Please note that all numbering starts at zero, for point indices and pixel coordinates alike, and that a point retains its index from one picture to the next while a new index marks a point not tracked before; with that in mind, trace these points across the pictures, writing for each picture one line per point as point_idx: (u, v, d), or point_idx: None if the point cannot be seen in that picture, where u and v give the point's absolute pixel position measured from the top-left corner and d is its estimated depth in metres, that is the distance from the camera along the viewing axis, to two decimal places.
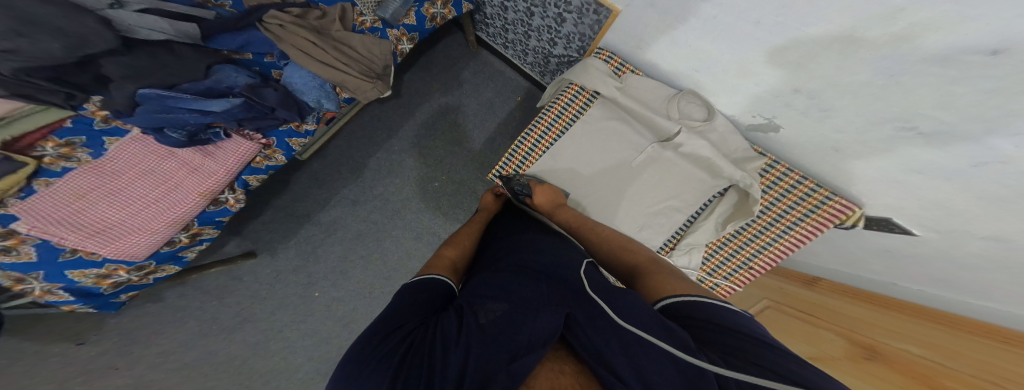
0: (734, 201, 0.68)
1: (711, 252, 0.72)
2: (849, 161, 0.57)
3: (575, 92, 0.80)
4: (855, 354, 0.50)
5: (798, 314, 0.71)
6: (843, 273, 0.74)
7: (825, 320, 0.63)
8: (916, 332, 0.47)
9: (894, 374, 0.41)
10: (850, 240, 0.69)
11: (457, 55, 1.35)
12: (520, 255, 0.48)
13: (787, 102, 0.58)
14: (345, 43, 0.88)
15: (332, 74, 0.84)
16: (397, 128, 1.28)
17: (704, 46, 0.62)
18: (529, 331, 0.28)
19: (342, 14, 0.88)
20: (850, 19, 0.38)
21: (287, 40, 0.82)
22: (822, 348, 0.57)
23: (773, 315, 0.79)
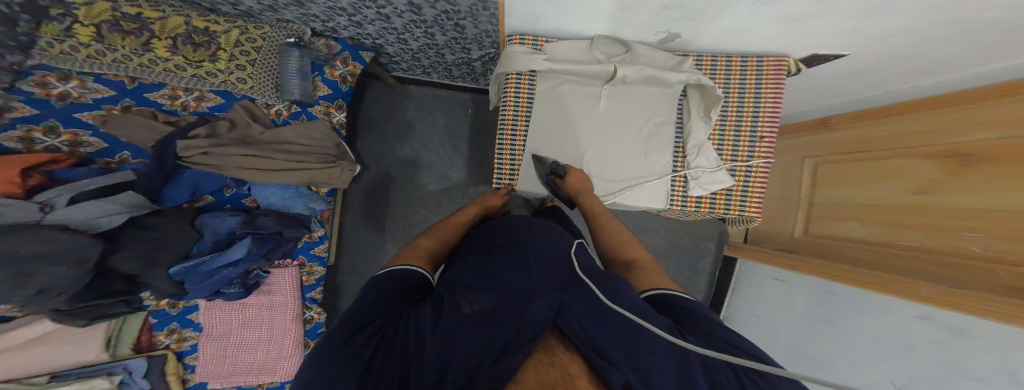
0: (698, 96, 0.63)
1: (719, 143, 0.65)
2: (765, 34, 0.51)
3: (516, 81, 0.67)
4: (946, 165, 0.65)
5: (856, 155, 0.88)
6: (878, 99, 0.84)
7: (879, 150, 0.81)
8: (981, 113, 0.59)
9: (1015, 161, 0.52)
10: (849, 66, 0.62)
11: (390, 102, 1.34)
12: (497, 245, 0.51)
13: (665, 19, 0.49)
14: (280, 140, 0.87)
15: (296, 176, 0.86)
16: (388, 194, 1.32)
17: (558, 13, 0.51)
18: (522, 325, 0.32)
19: (251, 114, 0.86)
20: None
21: (227, 163, 0.81)
22: (915, 176, 0.71)
23: (830, 168, 0.96)
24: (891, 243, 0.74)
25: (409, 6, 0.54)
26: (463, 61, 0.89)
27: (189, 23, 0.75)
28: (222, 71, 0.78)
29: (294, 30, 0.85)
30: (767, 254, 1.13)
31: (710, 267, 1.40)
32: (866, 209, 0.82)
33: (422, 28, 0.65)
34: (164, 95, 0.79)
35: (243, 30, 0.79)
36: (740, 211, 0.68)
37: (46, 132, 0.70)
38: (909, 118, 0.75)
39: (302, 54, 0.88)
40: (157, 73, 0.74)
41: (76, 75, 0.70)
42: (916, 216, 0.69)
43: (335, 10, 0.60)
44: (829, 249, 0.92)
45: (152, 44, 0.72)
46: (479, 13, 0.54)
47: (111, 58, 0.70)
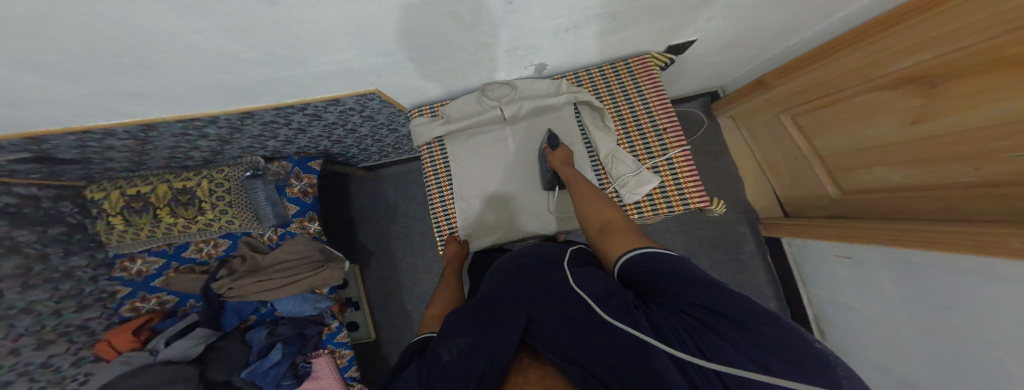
0: (591, 110, 0.68)
1: (631, 145, 0.65)
2: (616, 34, 0.58)
3: (432, 151, 0.73)
4: (912, 92, 0.62)
5: (817, 103, 0.85)
6: (801, 44, 0.83)
7: (835, 95, 0.79)
8: (922, 31, 0.55)
9: (988, 76, 0.47)
10: (722, 31, 0.67)
11: (371, 188, 1.41)
12: (495, 273, 0.49)
13: (512, 53, 0.57)
14: (276, 261, 0.92)
15: (296, 287, 0.88)
16: (392, 269, 1.34)
17: (433, 75, 0.60)
18: (502, 346, 0.30)
19: (251, 246, 0.94)
20: (421, 16, 0.40)
21: (250, 289, 0.88)
22: (897, 109, 0.66)
23: (807, 119, 0.91)
24: (944, 184, 0.62)
25: (311, 116, 0.68)
26: (402, 137, 0.99)
27: (171, 186, 0.89)
28: (212, 218, 0.90)
29: (249, 164, 0.93)
30: (802, 226, 0.98)
31: (757, 254, 1.17)
32: (889, 149, 0.71)
33: (340, 128, 0.79)
34: (193, 250, 0.93)
35: (209, 178, 0.91)
36: (683, 202, 0.62)
37: (144, 299, 0.93)
38: (827, 61, 0.76)
39: (265, 183, 0.93)
40: (175, 234, 0.89)
41: (139, 253, 0.92)
42: (938, 145, 0.60)
43: (259, 137, 0.74)
44: (893, 204, 0.75)
45: (158, 213, 0.88)
46: (372, 103, 0.67)
47: (145, 233, 0.88)
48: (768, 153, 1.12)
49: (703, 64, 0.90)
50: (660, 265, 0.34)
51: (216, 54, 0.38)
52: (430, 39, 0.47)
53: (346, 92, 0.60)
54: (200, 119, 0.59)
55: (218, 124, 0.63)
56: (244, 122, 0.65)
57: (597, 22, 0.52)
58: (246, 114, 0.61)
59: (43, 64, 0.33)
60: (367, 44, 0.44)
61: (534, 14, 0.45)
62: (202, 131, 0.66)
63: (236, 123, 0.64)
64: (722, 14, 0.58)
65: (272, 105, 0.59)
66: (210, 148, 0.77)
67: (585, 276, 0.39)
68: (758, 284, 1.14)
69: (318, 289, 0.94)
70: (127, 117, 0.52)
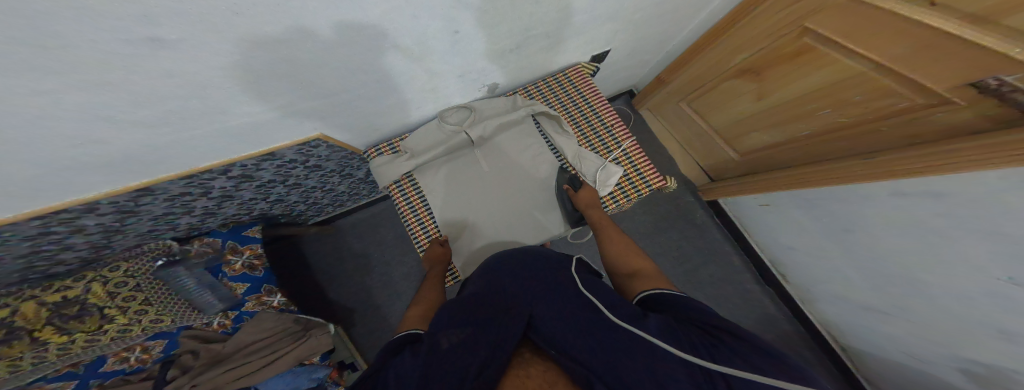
0: (547, 121, 0.71)
1: (590, 145, 0.70)
2: (554, 48, 0.63)
3: (401, 188, 0.68)
4: (756, 74, 0.80)
5: (696, 92, 1.05)
6: (670, 52, 1.01)
7: (706, 84, 0.98)
8: (751, 29, 0.73)
9: (809, 53, 0.62)
10: (639, 35, 0.78)
11: (329, 245, 1.25)
12: (479, 279, 0.53)
13: (466, 78, 0.58)
14: (246, 344, 0.76)
15: (282, 363, 0.75)
16: (371, 328, 1.18)
17: (387, 109, 0.57)
18: (501, 340, 0.36)
19: (198, 338, 0.74)
20: (366, 45, 0.37)
21: (218, 380, 0.68)
22: (749, 89, 0.84)
23: (696, 105, 1.10)
24: (795, 139, 0.81)
25: (239, 178, 0.59)
26: (357, 181, 0.91)
27: (44, 303, 0.63)
28: (129, 322, 0.68)
29: (160, 249, 0.75)
30: (724, 189, 1.15)
31: (710, 218, 1.30)
32: (752, 121, 0.90)
33: (284, 184, 0.71)
34: (116, 361, 0.69)
35: (101, 280, 0.68)
36: (646, 185, 0.67)
37: None
38: (697, 59, 0.94)
39: (191, 267, 0.75)
40: (80, 353, 0.64)
41: (31, 384, 0.60)
42: (782, 110, 0.78)
43: (164, 216, 0.61)
44: (770, 160, 0.93)
45: (36, 338, 0.61)
46: (317, 151, 0.62)
47: (24, 367, 0.60)
48: (678, 133, 1.30)
49: (627, 66, 1.04)
50: (683, 304, 0.38)
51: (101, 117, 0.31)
52: (380, 70, 0.44)
53: (283, 143, 0.55)
54: (70, 210, 0.47)
55: (104, 211, 0.51)
56: (138, 202, 0.53)
57: (538, 40, 0.56)
58: (141, 190, 0.50)
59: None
60: (307, 86, 0.41)
61: (481, 40, 0.47)
62: (79, 225, 0.52)
63: (128, 205, 0.52)
64: (625, 27, 0.68)
65: (178, 174, 0.50)
66: (94, 243, 0.61)
67: (589, 285, 0.46)
68: (721, 242, 1.28)
69: (309, 359, 0.84)
70: None
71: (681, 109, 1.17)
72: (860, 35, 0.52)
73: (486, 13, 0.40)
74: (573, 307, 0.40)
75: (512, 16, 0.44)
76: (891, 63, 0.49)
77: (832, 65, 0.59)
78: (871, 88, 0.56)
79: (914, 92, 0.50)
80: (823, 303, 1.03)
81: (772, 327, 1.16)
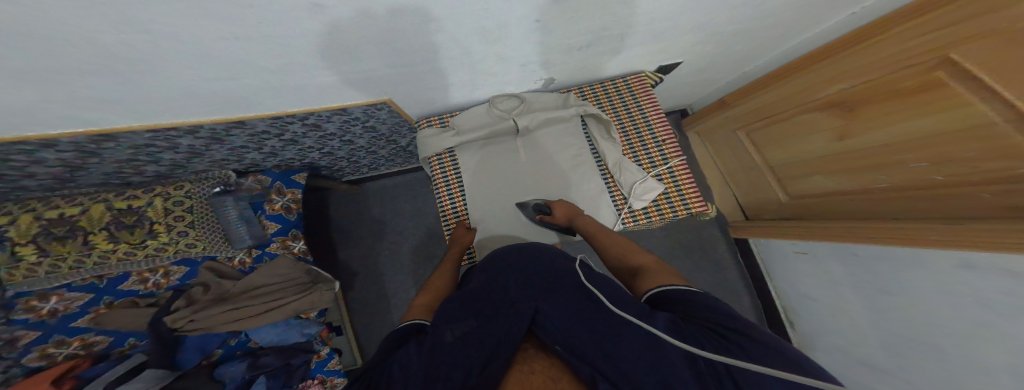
0: (596, 124, 0.70)
1: (635, 156, 0.69)
2: (622, 52, 0.61)
3: (440, 163, 0.70)
4: (845, 112, 0.73)
5: (763, 121, 0.98)
6: (754, 71, 0.96)
7: (778, 114, 0.92)
8: (859, 59, 0.66)
9: (924, 94, 0.56)
10: (707, 53, 0.75)
11: (353, 204, 1.31)
12: (489, 271, 0.52)
13: (528, 68, 0.59)
14: (252, 287, 0.79)
15: (280, 313, 0.78)
16: (377, 291, 1.24)
17: (448, 85, 0.59)
18: (510, 333, 0.36)
19: (217, 271, 0.79)
20: (452, 25, 0.38)
21: (218, 320, 0.73)
22: (831, 126, 0.78)
23: (756, 135, 1.04)
24: (869, 188, 0.74)
25: (310, 125, 0.64)
26: (398, 149, 0.96)
27: (110, 207, 0.72)
28: (168, 242, 0.75)
29: (220, 178, 0.80)
30: (763, 229, 1.08)
31: (730, 257, 1.25)
32: (821, 161, 0.84)
33: (337, 139, 0.75)
34: (135, 281, 0.74)
35: (164, 195, 0.76)
36: (685, 207, 0.66)
37: (58, 345, 0.67)
38: (777, 85, 0.88)
39: (238, 199, 0.81)
40: (109, 266, 0.70)
41: (54, 289, 0.67)
42: (863, 156, 0.72)
43: (238, 149, 0.67)
44: (829, 207, 0.87)
45: (88, 242, 0.70)
46: (379, 113, 0.65)
47: (62, 269, 0.67)
48: (724, 162, 1.25)
49: (682, 84, 1.00)
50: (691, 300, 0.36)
51: (220, 59, 0.34)
52: (455, 48, 0.45)
53: (357, 102, 0.58)
54: (179, 130, 0.53)
55: (200, 134, 0.57)
56: (230, 133, 0.59)
57: (609, 41, 0.55)
58: (237, 124, 0.55)
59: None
60: (394, 54, 0.43)
61: (561, 31, 0.47)
62: (173, 143, 0.58)
63: (222, 133, 0.58)
64: (706, 39, 0.65)
65: (269, 114, 0.55)
66: (175, 162, 0.68)
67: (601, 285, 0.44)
68: (736, 282, 1.22)
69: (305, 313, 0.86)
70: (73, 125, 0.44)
71: (739, 137, 1.11)
72: (993, 78, 0.45)
73: (576, 5, 0.40)
74: (580, 306, 0.39)
75: (607, 12, 0.44)
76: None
77: (947, 112, 0.53)
78: (986, 146, 0.49)
79: None
80: None
81: None
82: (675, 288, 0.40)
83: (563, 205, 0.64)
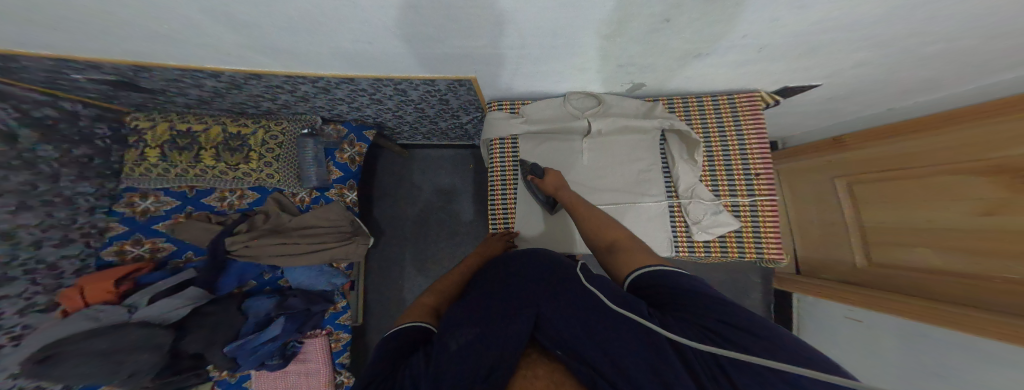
0: (677, 141, 0.64)
1: (714, 185, 0.62)
2: (737, 67, 0.54)
3: (501, 149, 0.70)
4: (990, 178, 0.56)
5: (879, 170, 0.79)
6: (897, 112, 0.80)
7: (906, 165, 0.73)
8: None
9: None
10: (834, 85, 0.63)
11: (400, 167, 1.38)
12: (494, 275, 0.51)
13: (624, 69, 0.54)
14: (304, 226, 0.87)
15: (320, 255, 0.86)
16: (404, 252, 1.32)
17: (535, 73, 0.56)
18: (516, 328, 0.33)
19: (279, 202, 0.88)
20: (574, 15, 0.36)
21: (268, 251, 0.83)
22: (965, 191, 0.60)
23: (859, 185, 0.85)
24: (987, 277, 0.57)
25: (398, 91, 0.67)
26: (457, 125, 0.97)
27: (224, 131, 0.82)
28: (255, 170, 0.84)
29: (304, 121, 0.88)
30: (831, 292, 0.92)
31: (761, 305, 1.19)
32: (938, 232, 0.66)
33: (411, 105, 0.79)
34: (215, 198, 0.85)
35: (265, 130, 0.85)
36: (757, 253, 0.59)
37: (134, 244, 0.80)
38: (927, 134, 0.69)
39: (316, 143, 0.91)
40: (205, 180, 0.81)
41: (153, 191, 0.82)
42: (994, 237, 0.55)
43: (336, 100, 0.74)
44: (931, 288, 0.68)
45: (200, 156, 0.81)
46: (460, 89, 0.66)
47: (171, 173, 0.80)
48: (801, 207, 1.08)
49: (781, 113, 0.86)
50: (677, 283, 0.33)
51: (361, 20, 0.37)
52: (562, 39, 0.43)
53: (445, 76, 0.59)
54: (308, 78, 0.59)
55: (317, 84, 0.63)
56: (337, 86, 0.64)
57: (737, 53, 0.48)
58: (347, 80, 0.60)
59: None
60: (501, 34, 0.42)
61: (687, 35, 0.42)
62: (294, 87, 0.66)
63: (332, 85, 0.64)
64: (852, 68, 0.55)
65: (372, 76, 0.58)
66: (285, 102, 0.76)
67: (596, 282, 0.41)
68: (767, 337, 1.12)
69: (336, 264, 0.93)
70: (207, 53, 0.50)
71: (836, 182, 0.93)
72: None
73: (723, 10, 0.35)
74: (580, 304, 0.35)
75: (760, 22, 0.38)
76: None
77: None
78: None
79: None
80: None
81: None
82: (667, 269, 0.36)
83: (553, 174, 0.63)
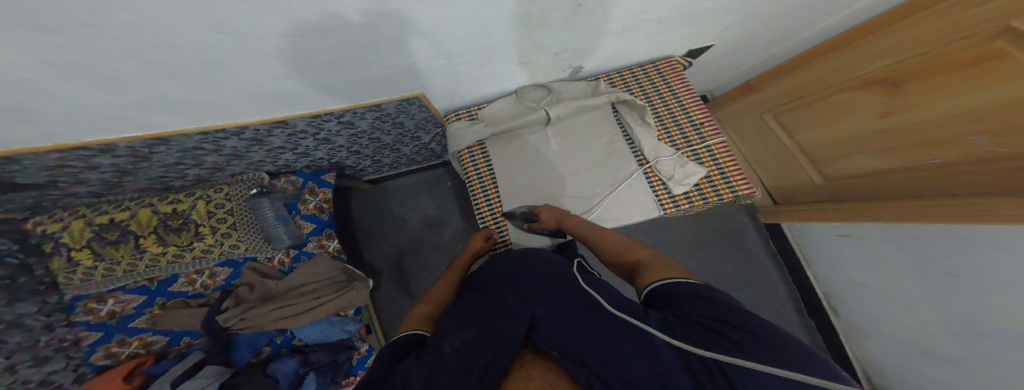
0: (629, 110, 0.68)
1: (671, 141, 0.66)
2: (657, 36, 0.59)
3: (472, 157, 0.71)
4: (892, 88, 0.68)
5: (794, 101, 0.92)
6: (783, 53, 0.91)
7: (812, 93, 0.86)
8: (922, 29, 0.61)
9: (994, 63, 0.51)
10: (745, 34, 0.70)
11: (375, 204, 1.34)
12: (485, 276, 0.52)
13: (561, 56, 0.57)
14: (297, 285, 0.82)
15: (323, 310, 0.80)
16: (399, 288, 1.25)
17: (479, 76, 0.58)
18: (508, 333, 0.36)
19: (258, 272, 0.81)
20: (494, 10, 0.37)
21: (266, 318, 0.76)
22: (874, 102, 0.72)
23: (783, 117, 0.97)
24: (919, 166, 0.68)
25: (344, 124, 0.66)
26: (420, 147, 0.97)
27: (157, 211, 0.76)
28: (213, 244, 0.78)
29: (254, 180, 0.83)
30: (796, 214, 1.01)
31: (761, 241, 1.17)
32: (861, 141, 0.77)
33: (364, 137, 0.78)
34: (184, 283, 0.77)
35: (206, 199, 0.80)
36: (731, 191, 0.62)
37: (121, 344, 0.72)
38: (821, 61, 0.81)
39: (273, 200, 0.84)
40: (160, 268, 0.74)
41: (110, 291, 0.71)
42: (917, 131, 0.65)
43: (275, 150, 0.71)
44: (873, 188, 0.79)
45: (140, 245, 0.73)
46: (411, 108, 0.66)
47: (117, 271, 0.71)
48: (743, 147, 1.18)
49: (711, 68, 0.95)
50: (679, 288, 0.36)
51: (262, 51, 0.35)
52: (492, 37, 0.45)
53: (389, 97, 0.59)
54: (225, 131, 0.56)
55: (242, 135, 0.59)
56: (271, 133, 0.62)
57: (645, 26, 0.52)
58: (278, 123, 0.58)
59: (39, 62, 0.28)
60: (431, 42, 0.42)
61: (598, 16, 0.45)
62: (219, 145, 0.62)
63: (263, 134, 0.61)
64: (743, 21, 0.61)
65: (309, 112, 0.57)
66: (215, 164, 0.71)
67: (598, 287, 0.45)
68: (773, 273, 1.13)
69: (345, 311, 0.88)
70: (117, 125, 0.45)
71: (761, 119, 1.06)
72: None
73: None
74: (578, 307, 0.39)
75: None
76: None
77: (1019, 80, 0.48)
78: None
79: None
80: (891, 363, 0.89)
81: None
82: (671, 279, 0.39)
83: (546, 209, 0.63)
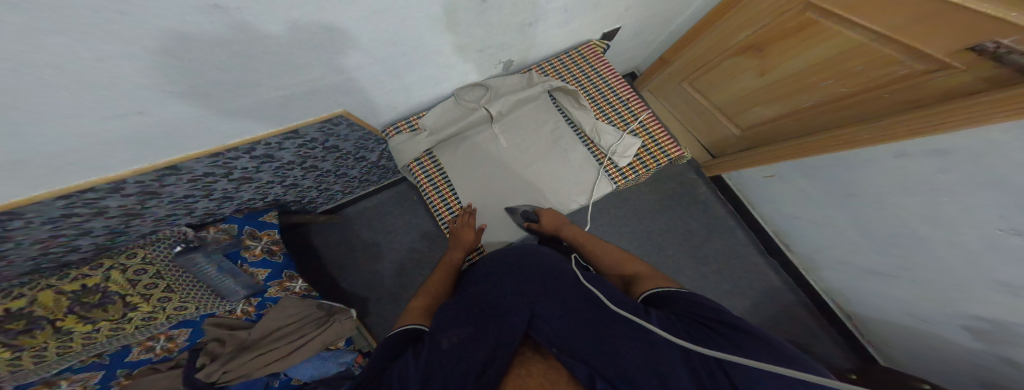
0: (564, 96, 0.71)
1: (608, 119, 0.71)
2: (570, 23, 0.62)
3: (424, 166, 0.69)
4: (759, 51, 0.82)
5: (696, 71, 1.05)
6: (677, 29, 1.01)
7: (708, 62, 0.98)
8: (759, 6, 0.75)
9: (819, 26, 0.65)
10: (649, 12, 0.77)
11: (338, 234, 1.26)
12: (478, 279, 0.52)
13: (485, 53, 0.58)
14: (275, 329, 0.76)
15: (310, 348, 0.76)
16: (384, 314, 1.19)
17: (407, 83, 0.57)
18: (507, 330, 0.36)
19: (224, 326, 0.73)
20: (399, 11, 0.37)
21: (252, 365, 0.70)
22: (752, 64, 0.85)
23: (693, 84, 1.10)
24: (798, 110, 0.82)
25: (260, 158, 0.61)
26: (369, 166, 0.93)
27: (61, 291, 0.59)
28: (153, 310, 0.66)
29: (176, 235, 0.72)
30: (726, 165, 1.14)
31: (710, 192, 1.29)
32: (753, 96, 0.91)
33: (296, 167, 0.74)
34: (142, 351, 0.67)
35: (119, 267, 0.64)
36: (665, 156, 0.68)
37: None
38: (704, 36, 0.94)
39: (210, 254, 0.72)
40: (104, 343, 0.63)
41: (56, 375, 0.59)
42: (786, 83, 0.80)
43: (183, 201, 0.63)
44: (773, 132, 0.93)
45: (60, 327, 0.58)
46: (338, 129, 0.64)
47: (47, 357, 0.58)
48: (671, 113, 1.30)
49: (631, 46, 1.02)
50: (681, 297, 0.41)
51: (138, 88, 0.31)
52: (410, 40, 0.44)
53: (307, 120, 0.57)
54: (96, 189, 0.47)
55: (124, 191, 0.51)
56: (163, 181, 0.54)
57: (556, 14, 0.55)
58: (168, 169, 0.51)
59: None
60: (343, 49, 0.40)
61: (507, 10, 0.47)
62: (100, 208, 0.52)
63: (152, 185, 0.53)
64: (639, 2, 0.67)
65: (206, 151, 0.51)
66: (110, 229, 0.60)
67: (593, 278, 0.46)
68: (726, 218, 1.26)
69: (335, 344, 0.83)
70: None
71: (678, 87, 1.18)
72: None
73: None
74: (576, 305, 0.39)
75: None
76: (894, 34, 0.54)
77: (840, 37, 0.62)
78: (872, 57, 0.60)
79: (918, 58, 0.54)
80: (825, 271, 1.04)
81: (775, 298, 1.16)
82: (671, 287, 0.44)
83: (550, 212, 0.65)
